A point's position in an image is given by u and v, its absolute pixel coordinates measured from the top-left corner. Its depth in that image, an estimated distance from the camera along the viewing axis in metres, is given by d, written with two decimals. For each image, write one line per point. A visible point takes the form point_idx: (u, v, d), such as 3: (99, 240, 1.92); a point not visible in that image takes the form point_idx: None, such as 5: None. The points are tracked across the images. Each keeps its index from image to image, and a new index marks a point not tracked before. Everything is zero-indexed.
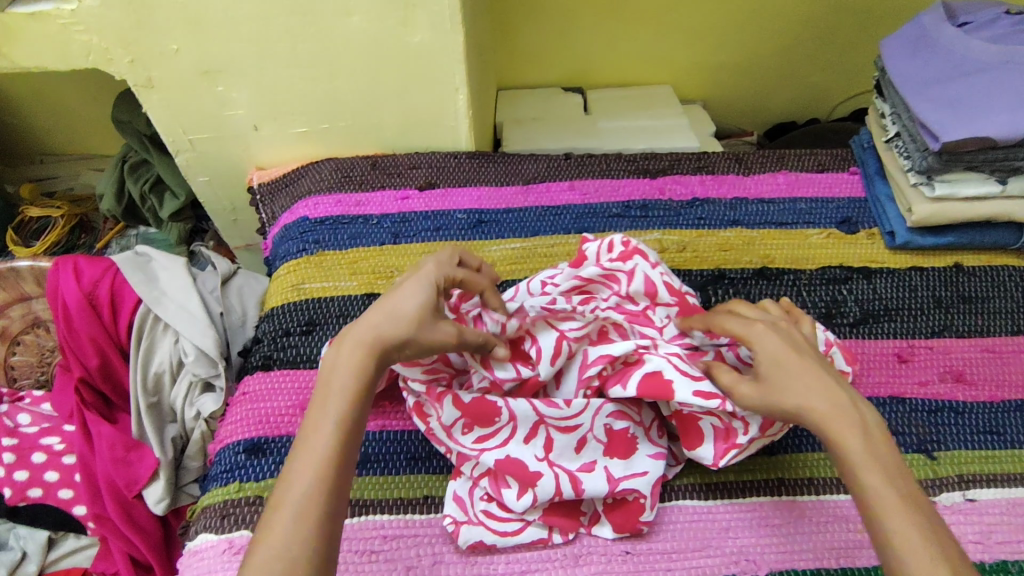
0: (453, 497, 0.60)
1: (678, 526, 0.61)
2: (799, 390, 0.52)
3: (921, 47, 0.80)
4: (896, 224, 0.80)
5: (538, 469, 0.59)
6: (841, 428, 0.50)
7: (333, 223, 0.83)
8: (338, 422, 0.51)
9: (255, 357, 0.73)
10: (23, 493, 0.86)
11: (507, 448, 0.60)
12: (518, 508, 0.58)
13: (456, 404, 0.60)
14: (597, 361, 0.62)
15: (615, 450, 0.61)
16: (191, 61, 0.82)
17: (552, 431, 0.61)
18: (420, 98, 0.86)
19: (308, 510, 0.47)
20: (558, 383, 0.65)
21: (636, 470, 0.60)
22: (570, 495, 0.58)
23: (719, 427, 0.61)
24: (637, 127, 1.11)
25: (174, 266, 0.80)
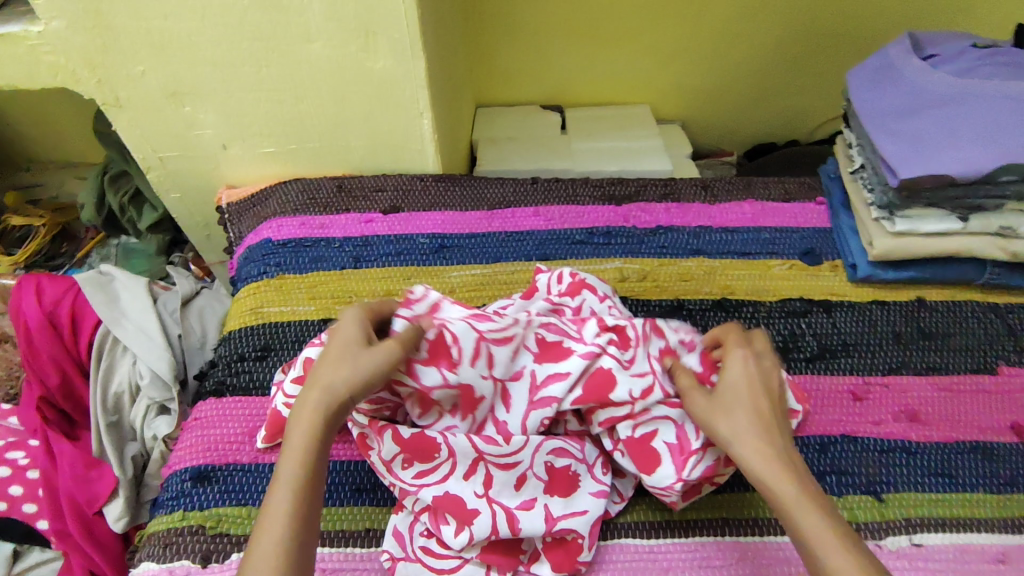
0: (392, 532, 0.61)
1: (618, 565, 0.61)
2: (736, 416, 0.54)
3: (886, 79, 0.79)
4: (858, 257, 0.79)
5: (476, 507, 0.59)
6: (763, 457, 0.51)
7: (295, 246, 0.83)
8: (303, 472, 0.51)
9: (210, 381, 0.73)
10: None
11: (446, 485, 0.60)
12: (454, 543, 0.58)
13: (395, 439, 0.60)
14: (548, 381, 0.63)
15: (556, 487, 0.61)
16: (159, 81, 0.82)
17: (491, 468, 0.60)
18: (384, 122, 0.86)
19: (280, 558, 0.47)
20: (506, 405, 0.64)
21: (574, 510, 0.60)
22: (508, 534, 0.58)
23: (673, 444, 0.61)
24: (613, 148, 1.11)
25: (137, 287, 0.80)
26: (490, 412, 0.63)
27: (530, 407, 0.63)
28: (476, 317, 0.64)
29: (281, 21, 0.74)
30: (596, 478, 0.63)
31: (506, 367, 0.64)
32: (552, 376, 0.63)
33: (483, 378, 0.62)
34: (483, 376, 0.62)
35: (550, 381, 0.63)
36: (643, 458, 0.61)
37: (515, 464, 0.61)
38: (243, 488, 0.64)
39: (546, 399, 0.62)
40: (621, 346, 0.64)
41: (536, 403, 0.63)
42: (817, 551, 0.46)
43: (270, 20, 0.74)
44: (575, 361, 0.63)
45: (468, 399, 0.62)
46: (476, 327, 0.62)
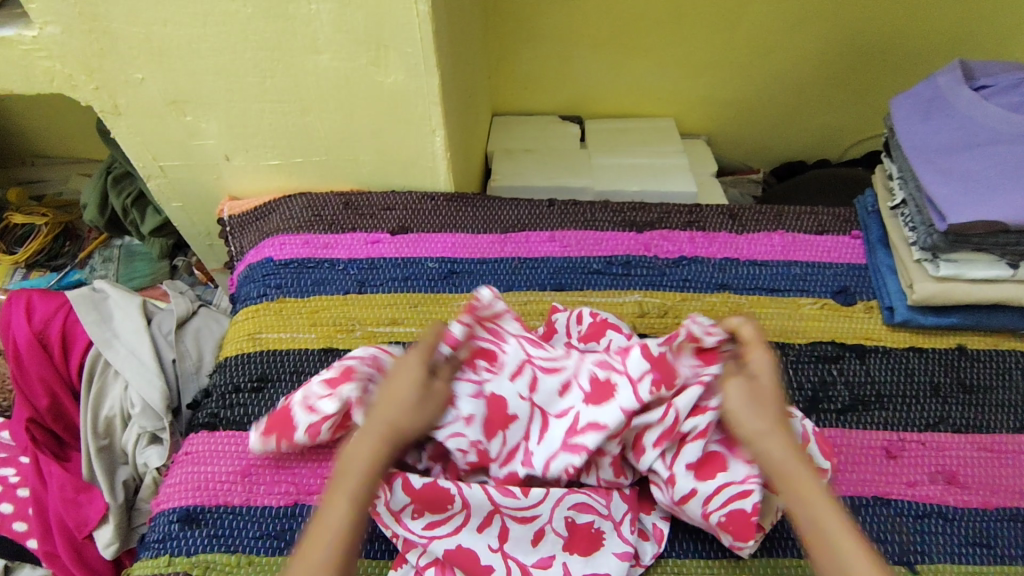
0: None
1: None
2: (769, 411, 0.54)
3: (934, 110, 0.74)
4: (895, 299, 0.74)
5: (490, 562, 0.56)
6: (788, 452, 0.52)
7: (297, 266, 0.79)
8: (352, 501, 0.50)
9: (202, 413, 0.69)
10: None
11: (458, 538, 0.56)
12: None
13: (406, 489, 0.56)
14: (588, 428, 0.58)
15: (576, 545, 0.57)
16: (159, 90, 0.78)
17: (507, 520, 0.57)
18: (394, 138, 0.82)
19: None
20: (539, 437, 0.60)
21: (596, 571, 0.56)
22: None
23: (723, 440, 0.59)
24: (634, 165, 1.05)
25: (131, 306, 0.76)
26: (523, 440, 0.60)
27: (562, 450, 0.58)
28: (530, 342, 0.64)
29: (287, 32, 0.70)
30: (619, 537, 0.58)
31: (552, 395, 0.61)
32: (593, 422, 0.58)
33: (519, 399, 0.60)
34: (520, 397, 0.60)
35: (588, 426, 0.58)
36: (709, 463, 0.58)
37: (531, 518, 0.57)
38: (233, 533, 0.61)
39: (580, 445, 0.58)
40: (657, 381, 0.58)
41: (571, 445, 0.58)
42: (826, 532, 0.48)
43: (274, 30, 0.70)
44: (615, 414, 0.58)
45: (499, 414, 0.59)
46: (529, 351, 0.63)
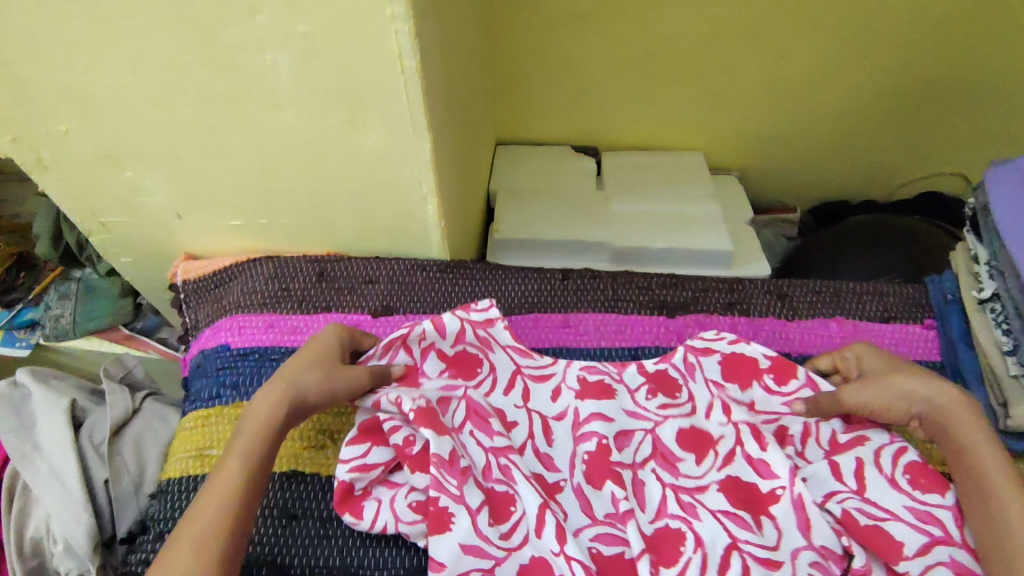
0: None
1: None
2: (919, 374, 0.57)
3: None
4: (983, 418, 0.61)
5: (560, 570, 0.50)
6: (959, 417, 0.55)
7: (259, 357, 0.66)
8: (247, 465, 0.52)
9: (136, 554, 0.57)
10: None
11: (519, 553, 0.52)
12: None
13: (439, 533, 0.51)
14: (591, 418, 0.60)
15: (666, 555, 0.52)
16: (89, 143, 0.64)
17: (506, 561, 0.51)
18: (377, 203, 0.68)
19: (210, 538, 0.48)
20: (547, 440, 0.59)
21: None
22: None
23: (659, 458, 0.58)
24: (658, 213, 0.91)
25: (57, 410, 0.63)
26: (529, 441, 0.59)
27: (576, 445, 0.59)
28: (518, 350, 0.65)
29: (238, 84, 0.55)
30: (726, 570, 0.50)
31: (545, 398, 0.62)
32: (597, 414, 0.60)
33: (516, 408, 0.61)
34: (515, 407, 0.61)
35: (591, 420, 0.59)
36: (698, 445, 0.58)
37: (512, 532, 0.53)
38: None
39: (589, 433, 0.58)
40: (654, 393, 0.62)
41: (582, 437, 0.59)
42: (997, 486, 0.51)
43: (224, 82, 0.55)
44: (622, 416, 0.60)
45: (491, 418, 0.59)
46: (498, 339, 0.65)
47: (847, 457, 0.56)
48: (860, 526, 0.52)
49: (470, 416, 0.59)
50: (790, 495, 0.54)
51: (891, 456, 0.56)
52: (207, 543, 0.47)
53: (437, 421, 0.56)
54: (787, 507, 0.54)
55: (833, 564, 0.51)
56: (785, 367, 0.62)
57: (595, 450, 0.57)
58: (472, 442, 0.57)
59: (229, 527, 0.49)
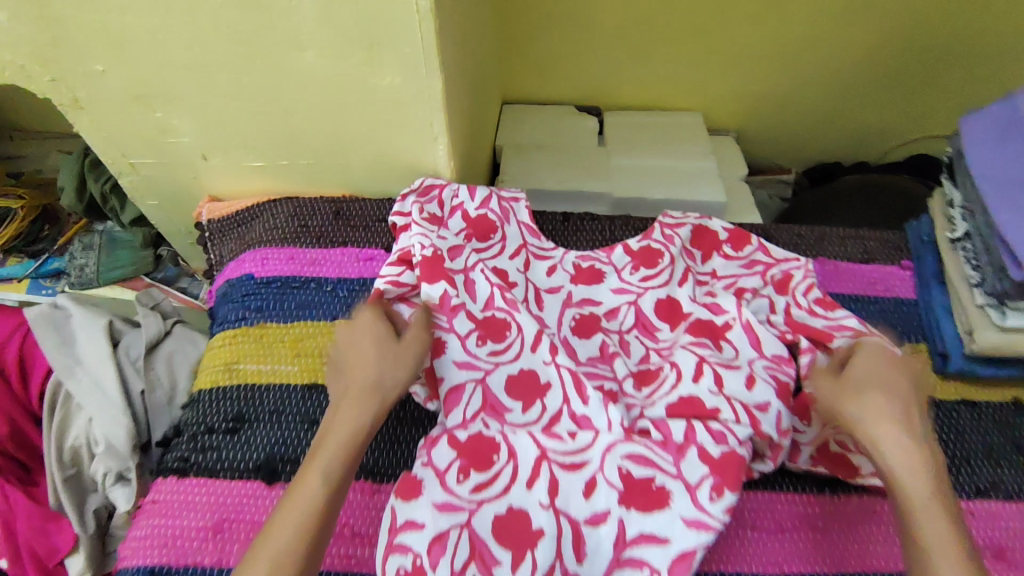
0: (404, 520, 0.51)
1: None
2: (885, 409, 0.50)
3: (1012, 134, 0.62)
4: (949, 346, 0.66)
5: (548, 381, 0.59)
6: (904, 454, 0.48)
7: (281, 286, 0.71)
8: (325, 479, 0.49)
9: (171, 455, 0.63)
10: None
11: (520, 361, 0.60)
12: (475, 489, 0.53)
13: (438, 352, 0.60)
14: (583, 302, 0.68)
15: (643, 380, 0.62)
16: (122, 84, 0.68)
17: (554, 468, 0.55)
18: (391, 144, 0.72)
19: (285, 559, 0.45)
20: (539, 305, 0.67)
21: (707, 458, 0.54)
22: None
23: (642, 318, 0.67)
24: (657, 167, 0.95)
25: (95, 329, 0.69)
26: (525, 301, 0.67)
27: (564, 309, 0.67)
28: (529, 229, 0.73)
29: (264, 25, 0.60)
30: (698, 376, 0.59)
31: (544, 277, 0.70)
32: (588, 298, 0.68)
33: (517, 271, 0.69)
34: (518, 271, 0.69)
35: (583, 302, 0.68)
36: (670, 314, 0.66)
37: (504, 351, 0.61)
38: None
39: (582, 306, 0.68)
40: (637, 267, 0.70)
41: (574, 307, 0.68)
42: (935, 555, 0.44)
43: (251, 21, 0.60)
44: (609, 298, 0.68)
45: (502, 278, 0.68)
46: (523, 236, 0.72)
47: (800, 312, 0.65)
48: (805, 326, 0.64)
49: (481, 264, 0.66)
50: (740, 322, 0.63)
51: (804, 292, 0.66)
52: (282, 562, 0.45)
53: (441, 269, 0.64)
54: (739, 331, 0.63)
55: (785, 368, 0.61)
56: (740, 238, 0.72)
57: (578, 316, 0.67)
58: (478, 278, 0.65)
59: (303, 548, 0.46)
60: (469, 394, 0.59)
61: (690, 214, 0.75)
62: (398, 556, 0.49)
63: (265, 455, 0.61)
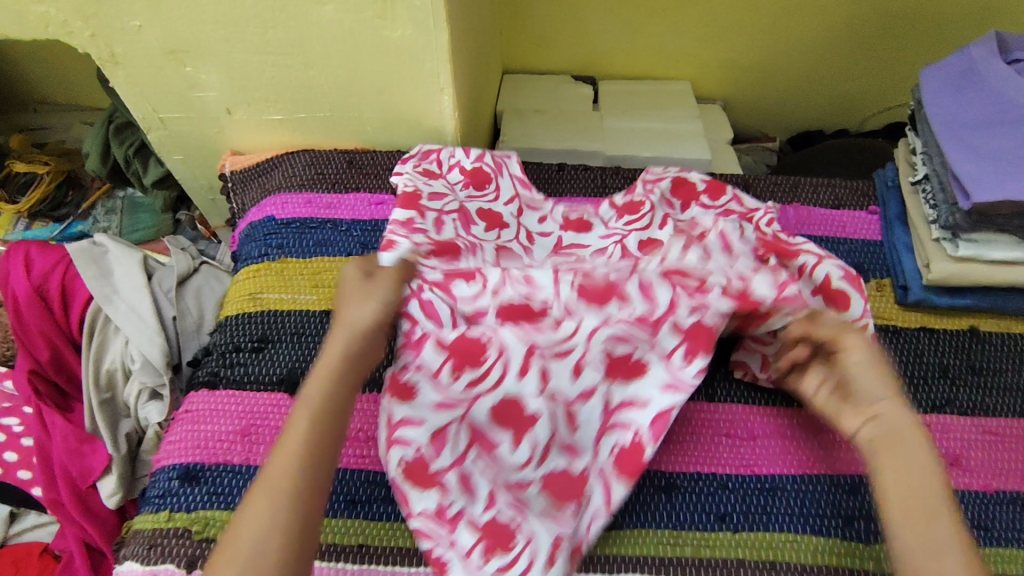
0: (401, 417, 0.59)
1: None
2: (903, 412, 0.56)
3: (965, 82, 0.70)
4: (910, 279, 0.72)
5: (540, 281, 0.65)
6: (901, 456, 0.53)
7: (299, 226, 0.78)
8: (316, 403, 0.53)
9: (203, 371, 0.69)
10: (13, 473, 0.89)
11: (506, 270, 0.66)
12: (469, 384, 0.61)
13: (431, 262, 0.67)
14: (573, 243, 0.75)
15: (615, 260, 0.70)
16: (155, 39, 0.75)
17: (545, 358, 0.62)
18: (401, 96, 0.79)
19: (284, 481, 0.49)
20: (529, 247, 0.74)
21: (680, 329, 0.63)
22: (546, 575, 0.52)
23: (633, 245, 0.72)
24: (648, 130, 1.02)
25: (132, 263, 0.76)
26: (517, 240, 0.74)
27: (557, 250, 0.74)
28: (522, 183, 0.80)
29: None
30: (689, 252, 0.68)
31: (536, 223, 0.77)
32: (576, 243, 0.75)
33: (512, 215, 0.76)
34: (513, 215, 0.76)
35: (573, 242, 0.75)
36: (647, 242, 0.72)
37: (492, 257, 0.67)
38: (231, 491, 0.62)
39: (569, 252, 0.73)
40: (621, 216, 0.76)
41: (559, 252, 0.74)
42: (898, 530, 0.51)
43: None
44: (597, 241, 0.74)
45: (495, 218, 0.75)
46: (517, 186, 0.79)
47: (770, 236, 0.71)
48: (769, 241, 0.70)
49: (459, 210, 0.74)
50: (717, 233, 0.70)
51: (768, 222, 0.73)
52: (279, 491, 0.49)
53: (416, 203, 0.72)
54: (715, 238, 0.69)
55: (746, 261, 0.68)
56: (716, 189, 0.78)
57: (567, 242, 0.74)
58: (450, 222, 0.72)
59: (301, 472, 0.50)
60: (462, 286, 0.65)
61: (669, 169, 0.80)
62: (400, 447, 0.57)
63: (287, 371, 0.68)
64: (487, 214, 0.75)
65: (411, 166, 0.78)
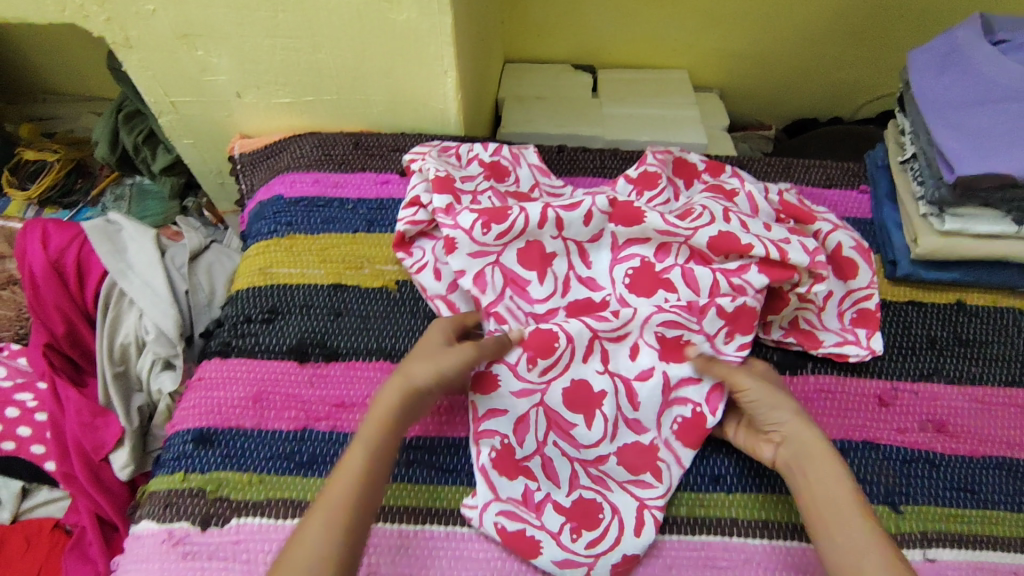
0: (487, 410, 0.63)
1: (674, 557, 0.60)
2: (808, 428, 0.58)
3: (950, 64, 0.73)
4: (898, 254, 0.75)
5: (554, 249, 0.70)
6: (824, 470, 0.56)
7: (307, 204, 0.80)
8: (369, 450, 0.56)
9: (215, 341, 0.72)
10: (25, 448, 0.90)
11: (527, 236, 0.69)
12: (545, 371, 0.64)
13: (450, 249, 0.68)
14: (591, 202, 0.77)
15: (622, 217, 0.70)
16: (169, 23, 0.77)
17: (606, 344, 0.65)
18: (406, 78, 0.82)
19: (338, 518, 0.52)
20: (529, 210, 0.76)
21: (723, 314, 0.66)
22: (636, 539, 0.59)
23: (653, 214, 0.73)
24: (646, 116, 1.05)
25: (145, 240, 0.78)
26: None
27: None
28: (540, 169, 0.81)
29: None
30: (728, 220, 0.69)
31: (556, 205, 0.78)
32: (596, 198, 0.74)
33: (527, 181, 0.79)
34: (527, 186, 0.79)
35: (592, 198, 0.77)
36: (648, 184, 0.76)
37: (508, 230, 0.67)
38: (245, 453, 0.64)
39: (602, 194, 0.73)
40: (642, 190, 0.76)
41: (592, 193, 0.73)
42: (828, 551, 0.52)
43: None
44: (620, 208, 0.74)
45: (501, 172, 0.79)
46: (530, 162, 0.81)
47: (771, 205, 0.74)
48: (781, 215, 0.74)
49: (490, 189, 0.75)
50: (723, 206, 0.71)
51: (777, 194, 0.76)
52: (333, 525, 0.51)
53: (451, 187, 0.72)
54: (743, 198, 0.74)
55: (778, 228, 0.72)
56: (717, 168, 0.81)
57: (611, 200, 0.70)
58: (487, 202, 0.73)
59: (355, 511, 0.52)
60: (491, 275, 0.68)
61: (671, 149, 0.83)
62: (489, 439, 0.62)
63: (297, 340, 0.70)
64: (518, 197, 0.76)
65: (433, 149, 0.78)
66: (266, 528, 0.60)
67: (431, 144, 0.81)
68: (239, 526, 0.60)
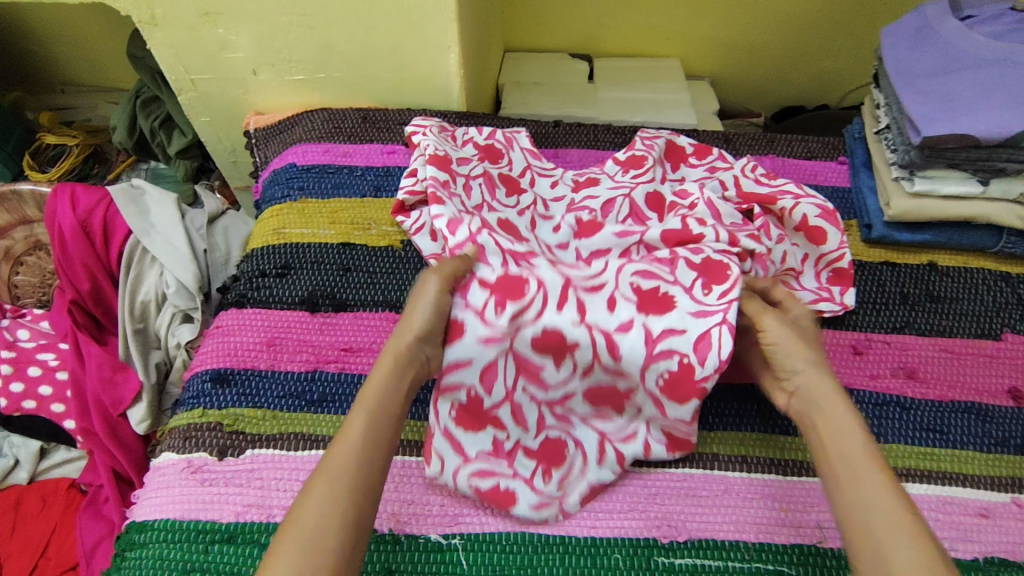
0: (452, 361, 0.61)
1: (627, 491, 0.63)
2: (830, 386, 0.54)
3: (920, 39, 0.78)
4: (874, 217, 0.80)
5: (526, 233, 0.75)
6: (849, 427, 0.51)
7: (318, 171, 0.86)
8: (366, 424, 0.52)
9: (231, 294, 0.76)
10: (46, 407, 0.95)
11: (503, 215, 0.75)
12: (514, 316, 0.61)
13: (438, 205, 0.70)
14: (583, 186, 0.81)
15: (584, 232, 0.75)
16: (192, 2, 0.82)
17: (579, 295, 0.64)
18: (414, 54, 0.87)
19: (337, 490, 0.48)
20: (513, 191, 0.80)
21: (694, 266, 0.65)
22: (598, 467, 0.63)
23: (634, 205, 0.77)
24: (638, 100, 1.11)
25: (167, 202, 0.85)
26: (535, 203, 0.79)
27: (574, 189, 0.82)
28: (532, 153, 0.85)
29: None
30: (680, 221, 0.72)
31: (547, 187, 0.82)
32: (589, 197, 0.79)
33: (521, 154, 0.84)
34: (523, 161, 0.83)
35: (586, 184, 0.81)
36: (635, 161, 0.81)
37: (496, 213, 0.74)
38: (259, 392, 0.68)
39: (582, 207, 0.78)
40: (627, 171, 0.81)
41: (574, 210, 0.78)
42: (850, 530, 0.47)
43: None
44: (606, 193, 0.79)
45: (495, 149, 0.83)
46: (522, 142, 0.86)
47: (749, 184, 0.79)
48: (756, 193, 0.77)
49: (483, 174, 0.78)
50: (705, 201, 0.73)
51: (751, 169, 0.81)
52: (332, 498, 0.47)
53: (448, 166, 0.76)
54: (703, 207, 0.73)
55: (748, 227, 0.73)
56: (704, 151, 0.85)
57: (577, 221, 0.76)
58: (476, 188, 0.76)
59: (357, 487, 0.49)
60: (467, 222, 0.68)
61: (662, 132, 0.87)
62: (455, 391, 0.61)
63: (308, 293, 0.75)
64: (507, 178, 0.81)
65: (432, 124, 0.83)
66: (279, 457, 0.64)
67: (431, 117, 0.86)
68: (254, 456, 0.64)
